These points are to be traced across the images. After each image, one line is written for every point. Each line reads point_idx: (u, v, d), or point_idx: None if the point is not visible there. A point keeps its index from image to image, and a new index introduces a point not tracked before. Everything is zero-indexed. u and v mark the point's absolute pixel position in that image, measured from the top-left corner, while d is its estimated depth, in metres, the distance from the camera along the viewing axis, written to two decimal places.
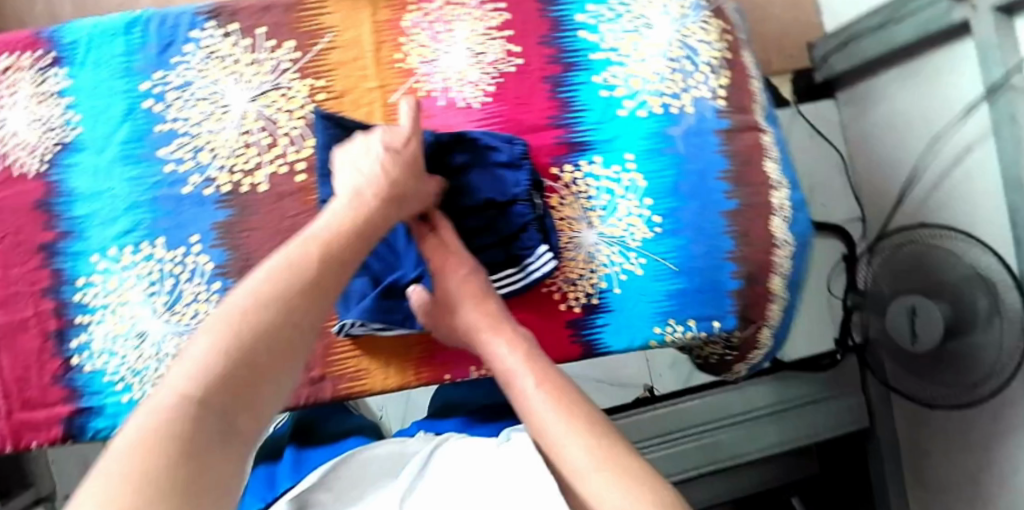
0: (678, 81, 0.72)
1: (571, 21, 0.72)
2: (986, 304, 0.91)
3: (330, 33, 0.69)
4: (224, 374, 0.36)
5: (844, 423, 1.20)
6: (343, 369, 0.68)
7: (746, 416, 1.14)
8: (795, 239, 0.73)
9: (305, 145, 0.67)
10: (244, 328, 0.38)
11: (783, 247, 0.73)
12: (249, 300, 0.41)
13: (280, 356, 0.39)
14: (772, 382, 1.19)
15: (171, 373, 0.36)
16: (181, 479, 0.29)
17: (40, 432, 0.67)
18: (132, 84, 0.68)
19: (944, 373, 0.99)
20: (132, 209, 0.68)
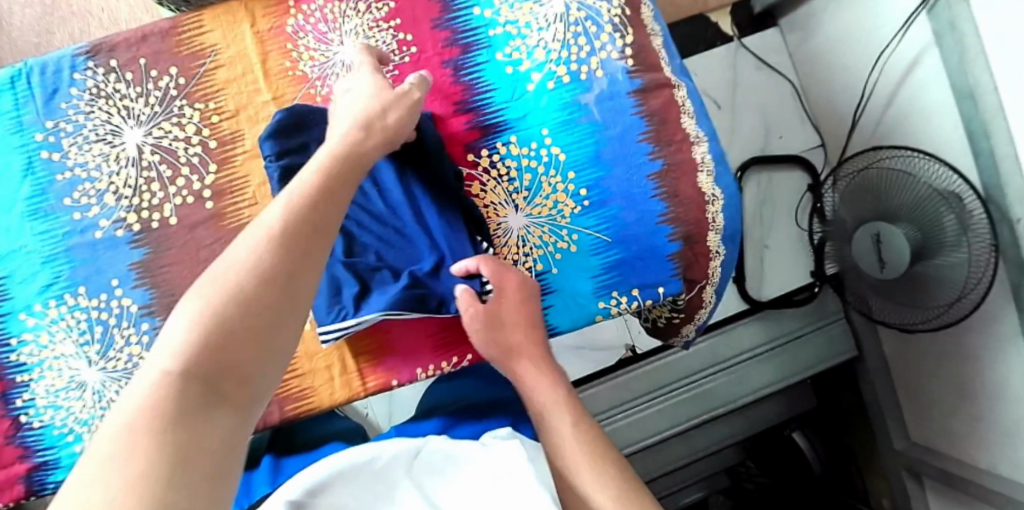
0: (581, 45, 0.70)
1: (461, 0, 0.70)
2: (953, 219, 0.85)
3: (212, 51, 0.67)
4: (211, 342, 0.38)
5: (831, 354, 1.21)
6: (288, 389, 0.67)
7: (732, 362, 1.16)
8: (724, 193, 0.72)
9: (208, 172, 0.67)
10: (230, 296, 0.40)
11: (714, 202, 0.72)
12: (242, 268, 0.42)
13: (268, 318, 0.41)
14: (755, 323, 1.19)
15: (163, 341, 0.39)
16: (172, 449, 0.33)
17: (2, 493, 0.67)
18: (26, 137, 0.68)
19: (920, 295, 0.94)
20: (49, 262, 0.67)
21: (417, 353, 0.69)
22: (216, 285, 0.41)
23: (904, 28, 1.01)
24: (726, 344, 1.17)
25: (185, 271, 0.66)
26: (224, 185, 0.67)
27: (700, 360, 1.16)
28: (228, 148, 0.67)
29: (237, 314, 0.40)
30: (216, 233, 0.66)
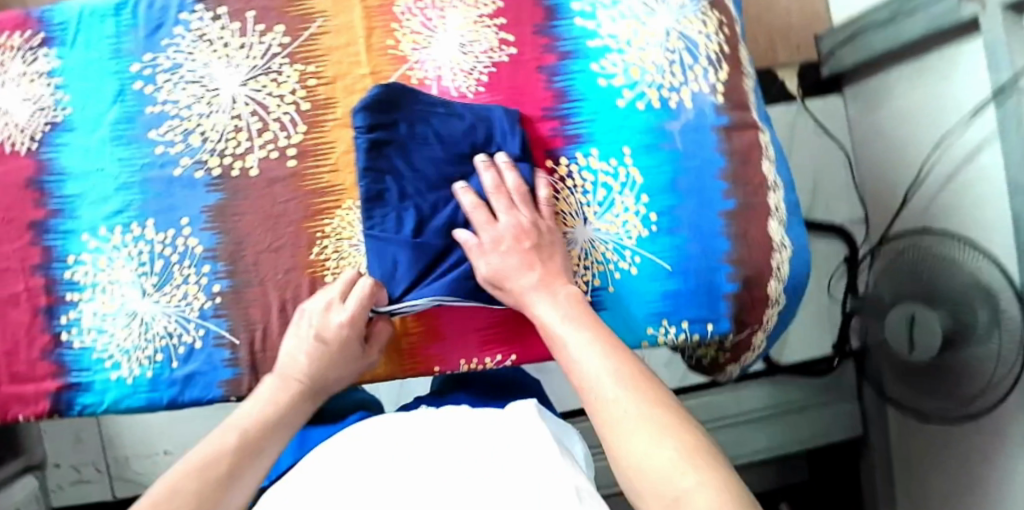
0: (676, 74, 0.71)
1: (566, 10, 0.71)
2: (986, 318, 0.90)
3: (320, 18, 0.69)
4: (235, 448, 0.54)
5: (834, 431, 1.24)
6: None
7: (731, 420, 1.19)
8: (793, 243, 0.74)
9: (295, 132, 0.68)
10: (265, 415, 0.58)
11: (780, 250, 0.73)
12: (264, 405, 0.60)
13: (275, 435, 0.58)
14: (767, 386, 1.22)
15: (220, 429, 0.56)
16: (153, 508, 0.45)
17: (28, 406, 0.68)
18: (122, 65, 0.70)
19: (946, 381, 0.98)
20: (122, 189, 0.68)
21: (462, 348, 0.70)
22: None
23: (972, 116, 1.03)
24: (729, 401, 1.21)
25: (255, 222, 0.68)
26: (308, 147, 0.68)
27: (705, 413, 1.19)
28: (319, 111, 0.68)
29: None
30: (292, 193, 0.68)
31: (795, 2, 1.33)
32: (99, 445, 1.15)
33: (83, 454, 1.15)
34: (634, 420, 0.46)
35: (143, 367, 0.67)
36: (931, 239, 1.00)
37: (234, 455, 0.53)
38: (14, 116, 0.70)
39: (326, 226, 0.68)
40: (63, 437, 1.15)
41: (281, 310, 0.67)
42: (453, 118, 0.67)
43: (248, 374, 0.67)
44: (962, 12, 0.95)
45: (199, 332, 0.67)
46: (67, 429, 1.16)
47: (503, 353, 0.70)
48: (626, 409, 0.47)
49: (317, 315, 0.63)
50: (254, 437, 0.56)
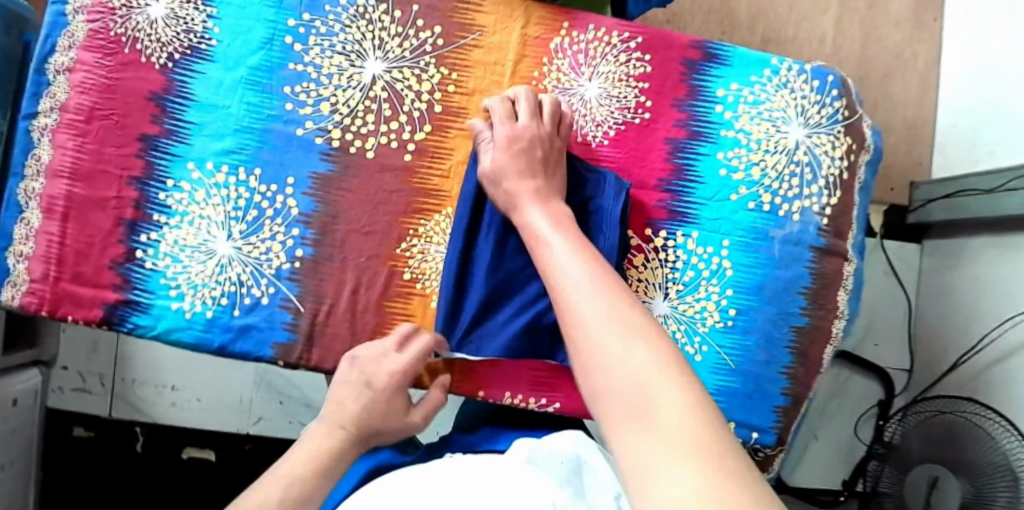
0: (793, 184, 0.71)
1: (709, 93, 0.71)
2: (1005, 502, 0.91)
3: (478, 31, 0.70)
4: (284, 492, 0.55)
5: None
6: None
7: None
8: (836, 372, 0.74)
9: (421, 129, 0.70)
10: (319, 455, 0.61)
11: (826, 378, 0.73)
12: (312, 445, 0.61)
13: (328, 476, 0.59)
14: None
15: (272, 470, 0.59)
16: None
17: (81, 309, 0.68)
18: (280, 16, 0.70)
19: None
20: (241, 133, 0.69)
21: (512, 380, 0.70)
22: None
23: None
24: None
25: (354, 202, 0.69)
26: (426, 149, 0.70)
27: None
28: (446, 118, 0.70)
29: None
30: (400, 185, 0.70)
31: (902, 143, 1.32)
32: (111, 361, 1.19)
33: (93, 364, 1.19)
34: (609, 326, 0.44)
35: (205, 305, 0.68)
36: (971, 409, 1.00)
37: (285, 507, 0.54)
38: (159, 30, 0.69)
39: (421, 226, 0.70)
40: (79, 343, 1.18)
41: (353, 292, 0.69)
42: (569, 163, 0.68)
43: (303, 343, 0.68)
44: None
45: (269, 289, 0.68)
46: (84, 336, 1.19)
47: (552, 398, 0.70)
48: (601, 315, 0.46)
49: (371, 363, 0.65)
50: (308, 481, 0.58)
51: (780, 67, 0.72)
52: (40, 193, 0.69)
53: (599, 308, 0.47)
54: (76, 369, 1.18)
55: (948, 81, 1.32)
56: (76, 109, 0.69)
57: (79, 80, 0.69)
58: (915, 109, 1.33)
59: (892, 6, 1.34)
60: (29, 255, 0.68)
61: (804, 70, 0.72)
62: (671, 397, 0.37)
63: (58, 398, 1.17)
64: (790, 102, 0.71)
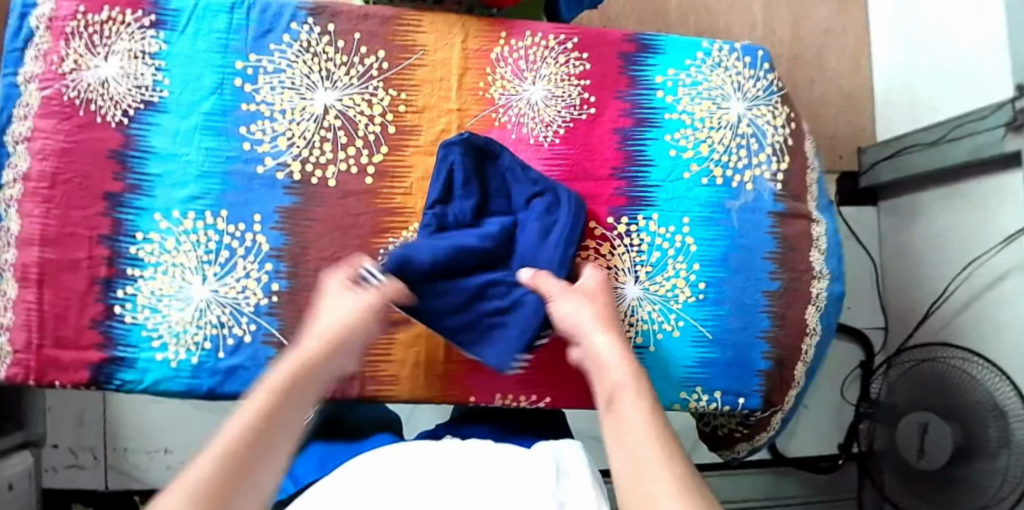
0: (740, 156, 0.74)
1: (649, 81, 0.74)
2: (996, 434, 0.94)
3: (420, 51, 0.73)
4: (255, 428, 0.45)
5: None
6: (377, 372, 0.70)
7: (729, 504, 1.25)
8: (822, 330, 0.76)
9: (378, 151, 0.72)
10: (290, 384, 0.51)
11: (811, 336, 0.75)
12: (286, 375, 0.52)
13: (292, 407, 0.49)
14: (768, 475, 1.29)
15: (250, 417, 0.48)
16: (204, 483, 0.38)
17: (66, 373, 0.69)
18: (227, 61, 0.72)
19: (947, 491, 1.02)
20: (203, 177, 0.70)
21: (501, 381, 0.71)
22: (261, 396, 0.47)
23: (1002, 244, 1.08)
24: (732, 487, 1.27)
25: (323, 230, 0.71)
26: (386, 169, 0.72)
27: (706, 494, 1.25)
28: (400, 137, 0.72)
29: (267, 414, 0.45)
30: (366, 208, 0.71)
31: (843, 111, 1.39)
32: (100, 432, 1.18)
33: (83, 437, 1.17)
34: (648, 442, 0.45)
35: (189, 352, 0.69)
36: (944, 352, 1.06)
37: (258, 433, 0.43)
38: (111, 89, 0.71)
39: (390, 245, 0.71)
40: (66, 418, 1.17)
41: None
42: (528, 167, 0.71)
43: None
44: (1006, 146, 1.02)
45: (250, 327, 0.69)
46: (70, 408, 1.18)
47: (540, 392, 0.72)
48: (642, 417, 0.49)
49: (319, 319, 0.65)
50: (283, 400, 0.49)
51: (712, 49, 0.76)
52: (13, 263, 0.70)
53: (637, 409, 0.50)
54: (67, 446, 1.17)
55: (880, 48, 1.38)
56: (39, 177, 0.71)
57: (37, 148, 0.71)
58: (851, 77, 1.40)
59: None
60: (8, 326, 0.69)
61: (734, 49, 0.76)
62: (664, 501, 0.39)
63: (53, 477, 1.16)
64: (726, 80, 0.75)
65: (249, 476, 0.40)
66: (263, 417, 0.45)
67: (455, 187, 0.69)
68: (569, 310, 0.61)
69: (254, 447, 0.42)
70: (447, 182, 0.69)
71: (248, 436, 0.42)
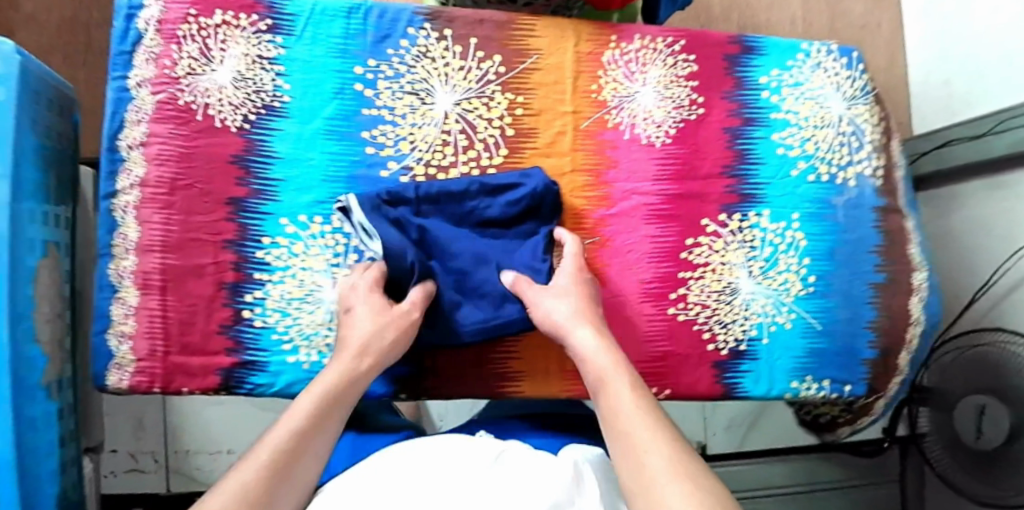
0: (843, 153, 0.77)
1: (754, 81, 0.77)
2: None
3: (535, 55, 0.74)
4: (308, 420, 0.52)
5: None
6: (505, 368, 0.73)
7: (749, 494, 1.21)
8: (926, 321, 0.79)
9: (498, 153, 0.73)
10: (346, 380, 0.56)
11: (913, 326, 0.78)
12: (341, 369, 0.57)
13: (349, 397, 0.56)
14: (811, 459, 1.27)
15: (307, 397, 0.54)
16: (263, 475, 0.46)
17: (195, 379, 0.69)
18: (347, 66, 0.73)
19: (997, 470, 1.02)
20: (328, 182, 0.72)
21: None
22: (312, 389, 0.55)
23: None
24: (757, 477, 1.23)
25: None
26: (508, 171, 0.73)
27: (752, 480, 1.23)
28: (520, 140, 0.74)
29: (307, 423, 0.51)
30: None
31: None
32: (160, 436, 1.16)
33: (142, 442, 1.16)
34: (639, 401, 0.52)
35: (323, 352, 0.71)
36: (990, 336, 1.06)
37: (306, 426, 0.51)
38: (229, 94, 0.71)
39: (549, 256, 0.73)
40: (123, 423, 1.15)
41: None
42: (529, 177, 0.71)
43: (422, 374, 0.71)
44: None
45: None
46: (127, 414, 1.16)
47: (660, 385, 0.73)
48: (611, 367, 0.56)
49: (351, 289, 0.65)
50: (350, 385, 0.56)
51: (811, 50, 0.78)
52: (134, 271, 0.69)
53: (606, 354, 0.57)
54: (126, 451, 1.15)
55: (914, 44, 1.43)
56: (157, 183, 0.70)
57: (155, 153, 0.70)
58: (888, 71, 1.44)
59: None
60: (129, 334, 0.68)
61: (832, 50, 0.79)
62: (657, 466, 0.46)
63: (112, 482, 1.14)
64: (826, 80, 0.78)
65: (292, 467, 0.49)
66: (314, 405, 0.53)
67: (489, 193, 0.71)
68: (553, 307, 0.63)
69: (299, 443, 0.50)
70: (488, 186, 0.70)
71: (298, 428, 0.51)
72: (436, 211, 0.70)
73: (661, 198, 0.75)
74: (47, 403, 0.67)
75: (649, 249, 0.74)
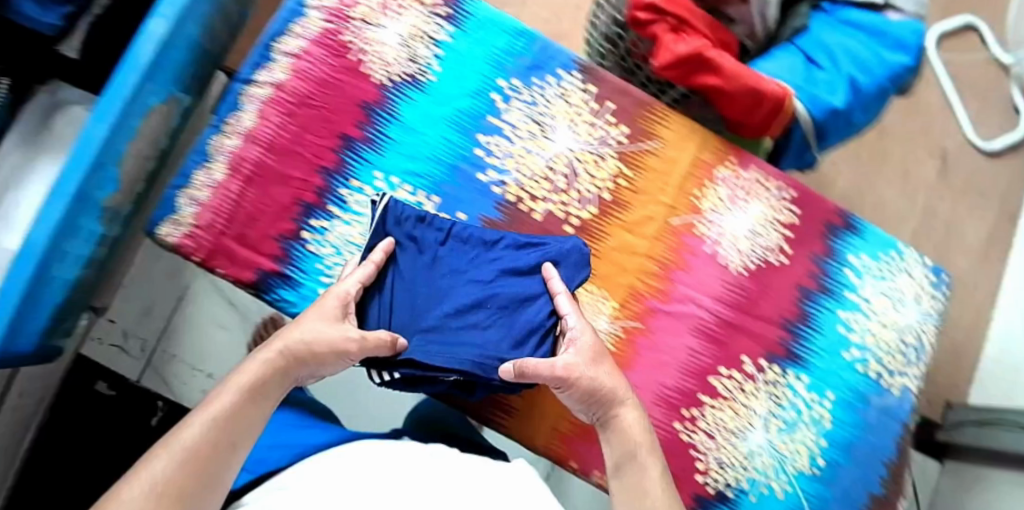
0: (897, 359, 0.78)
1: (843, 256, 0.79)
2: None
3: (658, 141, 0.77)
4: (207, 445, 0.49)
5: None
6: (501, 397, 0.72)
7: None
8: None
9: (588, 209, 0.75)
10: (245, 393, 0.53)
11: None
12: (247, 379, 0.54)
13: (248, 413, 0.53)
14: None
15: (199, 414, 0.51)
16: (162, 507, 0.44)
17: (234, 267, 0.72)
18: (494, 75, 0.77)
19: None
20: (429, 161, 0.76)
21: (601, 458, 0.73)
22: (209, 407, 0.51)
23: None
24: None
25: None
26: (589, 227, 0.75)
27: None
28: (612, 206, 0.76)
29: (216, 439, 0.49)
30: None
31: (947, 360, 1.31)
32: (159, 328, 1.20)
33: (140, 326, 1.19)
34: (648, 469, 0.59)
35: None
36: None
37: (210, 451, 0.49)
38: (387, 51, 0.77)
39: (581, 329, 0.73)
40: (132, 303, 1.19)
41: None
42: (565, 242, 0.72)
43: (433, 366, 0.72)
44: None
45: None
46: (140, 297, 1.20)
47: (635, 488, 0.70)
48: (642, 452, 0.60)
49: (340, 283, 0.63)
50: (255, 397, 0.54)
51: (905, 253, 0.81)
52: (231, 152, 0.73)
53: (629, 429, 0.61)
54: (122, 326, 1.18)
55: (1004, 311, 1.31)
56: (290, 92, 0.76)
57: (301, 67, 0.76)
58: (969, 333, 1.32)
59: (966, 236, 1.34)
60: (200, 201, 0.72)
61: (924, 263, 0.82)
62: None
63: (93, 348, 1.16)
64: (907, 287, 0.80)
65: (199, 495, 0.47)
66: (223, 425, 0.50)
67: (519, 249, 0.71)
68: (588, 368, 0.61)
69: (204, 466, 0.48)
70: (518, 241, 0.71)
71: (197, 453, 0.48)
72: (458, 248, 0.71)
73: (715, 320, 0.75)
74: (95, 226, 0.73)
75: (683, 359, 0.74)
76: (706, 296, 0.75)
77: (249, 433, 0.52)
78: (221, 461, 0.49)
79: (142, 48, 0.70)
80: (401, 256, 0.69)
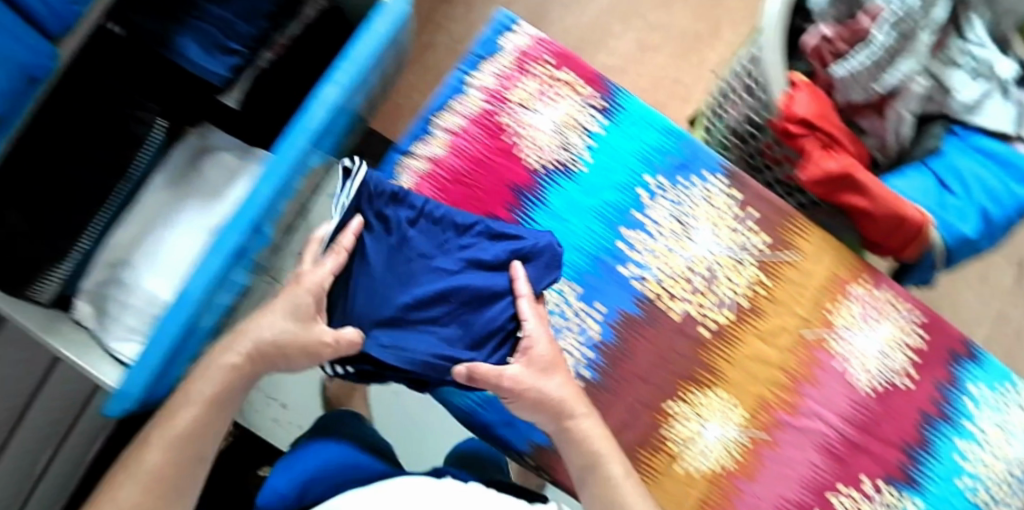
0: (1006, 492, 0.78)
1: (963, 384, 0.80)
2: None
3: (796, 252, 0.78)
4: (176, 471, 0.58)
5: None
6: None
7: None
8: None
9: (724, 314, 0.76)
10: (199, 415, 0.59)
11: None
12: (207, 395, 0.60)
13: (205, 431, 0.60)
14: None
15: (160, 432, 0.59)
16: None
17: None
18: (642, 170, 0.78)
19: None
20: (573, 251, 0.76)
21: None
22: (170, 422, 0.59)
23: None
24: None
25: (643, 354, 0.75)
26: (724, 333, 0.76)
27: None
28: (749, 313, 0.77)
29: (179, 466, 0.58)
30: (689, 352, 0.75)
31: None
32: None
33: None
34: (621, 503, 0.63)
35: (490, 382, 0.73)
36: None
37: (172, 472, 0.58)
38: (540, 137, 0.78)
39: (706, 432, 0.74)
40: None
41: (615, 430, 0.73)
42: None
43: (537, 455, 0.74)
44: None
45: None
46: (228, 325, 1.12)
47: None
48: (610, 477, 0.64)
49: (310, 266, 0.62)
50: (211, 419, 0.60)
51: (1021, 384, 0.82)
52: None
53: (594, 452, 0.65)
54: None
55: None
56: (444, 168, 0.77)
57: (457, 145, 0.77)
58: None
59: None
60: None
61: None
62: None
63: None
64: None
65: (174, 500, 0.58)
66: (189, 446, 0.59)
67: (491, 239, 0.68)
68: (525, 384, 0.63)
69: (175, 483, 0.58)
70: (493, 231, 0.68)
71: (165, 473, 0.57)
72: (428, 229, 0.68)
73: (839, 438, 0.76)
74: (242, 278, 0.75)
75: (805, 474, 0.75)
76: (832, 413, 0.76)
77: (172, 401, 0.61)
78: (190, 476, 0.59)
79: (312, 113, 0.69)
80: (370, 238, 0.66)
